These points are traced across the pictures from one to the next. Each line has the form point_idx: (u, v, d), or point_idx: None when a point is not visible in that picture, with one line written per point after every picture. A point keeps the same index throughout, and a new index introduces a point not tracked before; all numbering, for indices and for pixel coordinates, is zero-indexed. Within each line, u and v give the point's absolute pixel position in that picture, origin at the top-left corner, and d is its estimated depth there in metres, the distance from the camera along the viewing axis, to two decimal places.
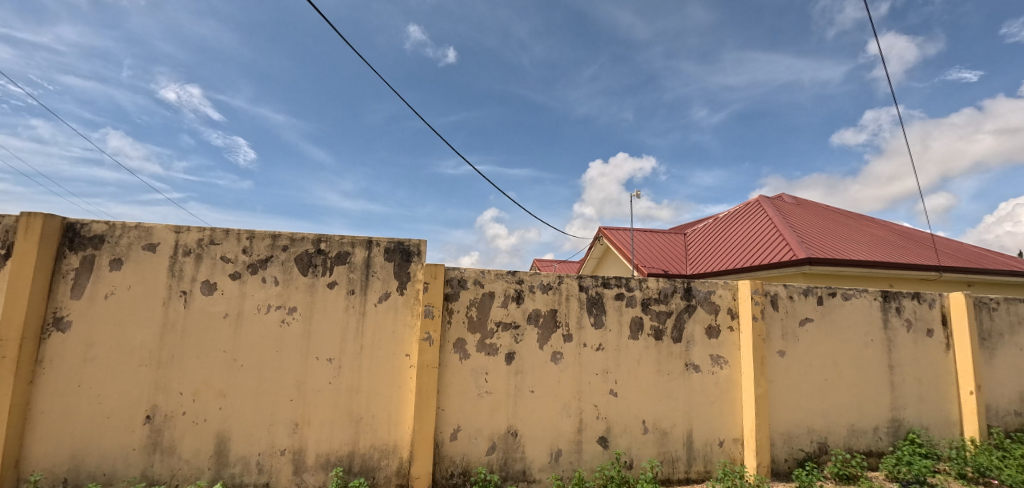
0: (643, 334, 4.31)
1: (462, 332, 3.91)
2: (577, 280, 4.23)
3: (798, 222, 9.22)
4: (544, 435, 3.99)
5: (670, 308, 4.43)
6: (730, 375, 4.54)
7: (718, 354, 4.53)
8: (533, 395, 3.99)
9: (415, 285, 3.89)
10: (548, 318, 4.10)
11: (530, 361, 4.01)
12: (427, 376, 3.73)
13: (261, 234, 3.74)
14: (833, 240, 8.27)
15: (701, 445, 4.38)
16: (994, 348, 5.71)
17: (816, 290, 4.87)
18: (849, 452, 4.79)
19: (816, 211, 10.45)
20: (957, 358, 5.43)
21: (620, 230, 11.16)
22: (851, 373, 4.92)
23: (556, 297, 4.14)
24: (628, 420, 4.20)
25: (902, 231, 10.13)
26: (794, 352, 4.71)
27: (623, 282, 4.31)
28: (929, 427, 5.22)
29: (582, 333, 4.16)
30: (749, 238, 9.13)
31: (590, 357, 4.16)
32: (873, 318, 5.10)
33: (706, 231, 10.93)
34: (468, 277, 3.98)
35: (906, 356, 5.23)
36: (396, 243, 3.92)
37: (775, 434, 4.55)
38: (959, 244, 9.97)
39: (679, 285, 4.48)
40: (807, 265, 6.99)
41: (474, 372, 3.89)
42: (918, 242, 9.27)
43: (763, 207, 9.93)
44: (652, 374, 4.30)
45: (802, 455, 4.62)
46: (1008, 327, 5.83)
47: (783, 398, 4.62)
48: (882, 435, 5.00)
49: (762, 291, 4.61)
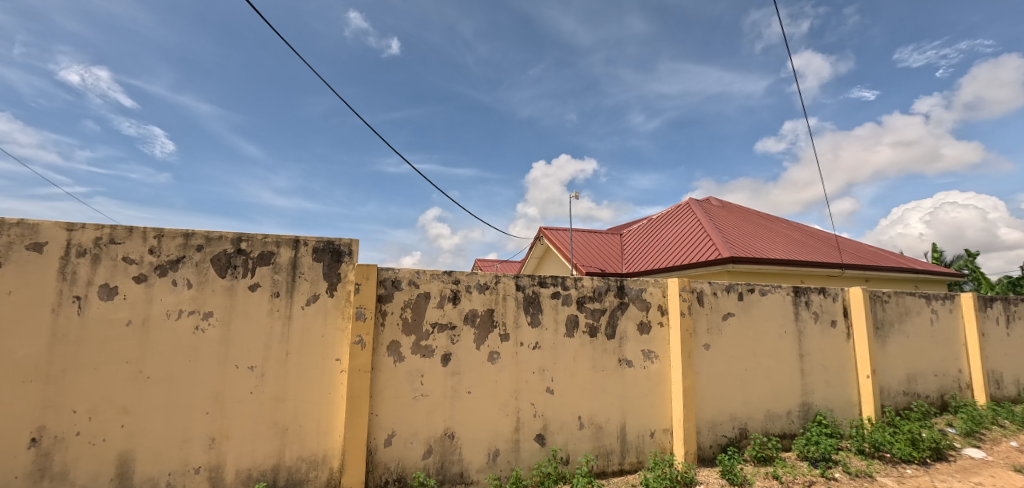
0: (578, 331, 4.40)
1: (396, 333, 3.79)
2: (514, 280, 4.23)
3: (723, 223, 9.85)
4: (481, 435, 3.96)
5: (604, 306, 4.55)
6: (660, 368, 4.74)
7: (649, 349, 4.71)
8: (470, 395, 3.95)
9: (346, 286, 3.73)
10: (485, 318, 4.07)
11: (467, 361, 3.97)
12: (360, 381, 3.57)
13: (171, 232, 3.43)
14: (753, 240, 8.90)
15: (634, 437, 4.54)
16: (886, 336, 6.38)
17: (737, 286, 5.20)
18: (766, 435, 5.16)
19: (739, 213, 11.20)
20: (856, 346, 6.02)
21: (560, 230, 11.37)
22: (768, 363, 5.30)
23: (493, 297, 4.12)
24: (564, 416, 4.26)
25: (812, 232, 11.10)
26: (717, 345, 5.00)
27: (559, 281, 4.36)
28: (833, 409, 5.75)
29: (519, 332, 4.17)
30: (680, 238, 9.62)
31: (526, 355, 4.18)
32: (786, 311, 5.52)
33: (641, 231, 11.39)
34: (403, 277, 3.87)
35: (814, 345, 5.71)
36: (326, 243, 3.73)
37: (701, 422, 4.80)
38: (859, 244, 11.08)
39: (612, 283, 4.61)
40: (731, 263, 7.47)
41: (409, 375, 3.79)
42: (825, 242, 10.20)
43: (692, 210, 10.52)
44: (587, 370, 4.40)
45: (725, 441, 4.92)
46: (897, 317, 6.54)
47: (708, 388, 4.89)
48: (794, 419, 5.43)
49: (689, 288, 4.85)
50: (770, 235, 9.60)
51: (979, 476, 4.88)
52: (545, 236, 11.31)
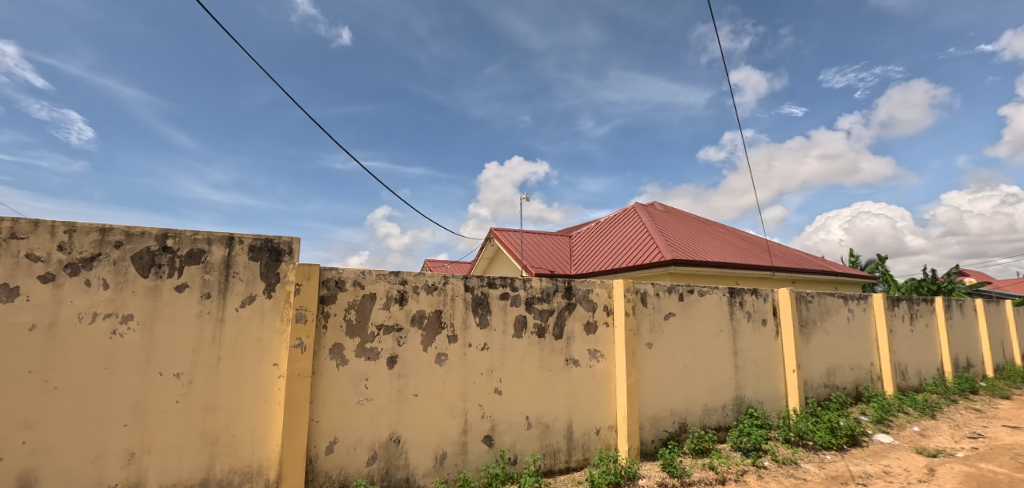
0: (526, 332, 4.42)
1: (340, 336, 3.65)
2: (462, 280, 4.20)
3: (666, 227, 10.28)
4: (428, 438, 3.89)
5: (552, 307, 4.61)
6: (605, 367, 4.87)
7: (595, 348, 4.83)
8: (416, 398, 3.87)
9: (286, 287, 3.55)
10: (433, 319, 4.01)
11: (413, 363, 3.89)
12: (299, 386, 3.41)
13: (85, 227, 3.12)
14: (693, 244, 9.35)
15: (580, 435, 4.63)
16: (810, 333, 6.89)
17: (678, 287, 5.43)
18: (703, 428, 5.42)
19: (681, 218, 11.72)
20: (784, 343, 6.46)
21: (511, 231, 11.42)
22: (705, 360, 5.58)
23: (441, 298, 4.07)
24: (512, 417, 4.27)
25: (746, 237, 11.83)
26: (660, 343, 5.20)
27: (507, 282, 4.38)
28: (763, 402, 6.13)
29: (467, 333, 4.14)
30: (625, 241, 9.94)
31: (474, 357, 4.15)
32: (722, 311, 5.83)
33: (589, 234, 11.66)
34: (347, 278, 3.73)
35: (747, 343, 6.07)
36: (263, 240, 3.54)
37: (644, 418, 4.97)
38: (786, 248, 11.94)
39: (560, 284, 4.68)
40: (672, 265, 7.80)
41: (353, 379, 3.66)
42: (757, 246, 10.90)
43: (637, 214, 10.90)
44: (535, 370, 4.44)
45: (666, 435, 5.12)
46: (820, 316, 7.08)
47: (651, 385, 5.07)
48: (729, 412, 5.74)
49: (634, 289, 5.01)
50: (708, 239, 10.12)
51: (888, 459, 5.37)
52: (496, 237, 11.33)
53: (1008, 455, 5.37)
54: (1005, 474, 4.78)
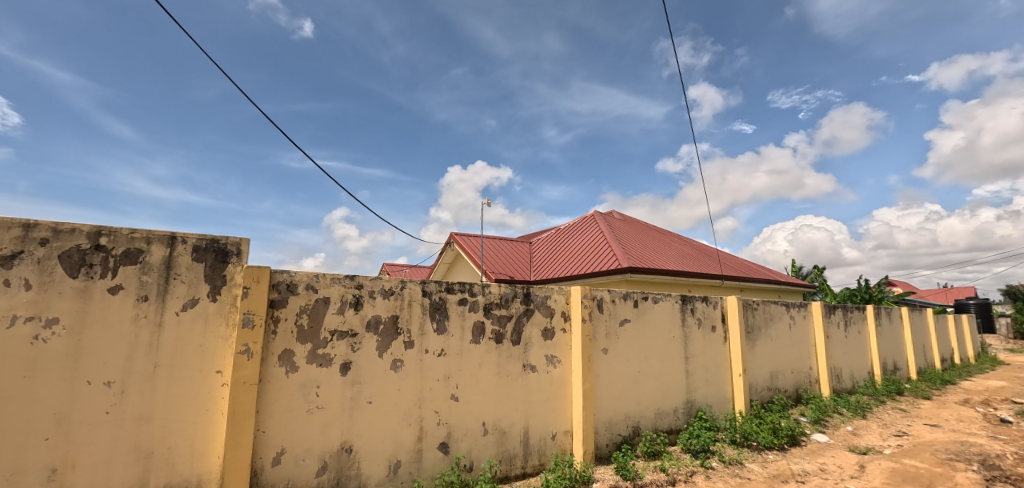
0: (484, 337, 4.41)
1: (290, 342, 3.52)
2: (420, 285, 4.15)
3: (623, 236, 10.56)
4: (382, 447, 3.80)
5: (510, 312, 4.62)
6: (562, 373, 4.93)
7: (552, 354, 4.88)
8: (370, 405, 3.77)
9: (232, 290, 3.39)
10: (389, 325, 3.93)
11: (368, 370, 3.79)
12: (244, 395, 3.25)
13: (5, 222, 2.86)
14: (649, 252, 9.65)
15: (536, 441, 4.65)
16: (755, 339, 7.24)
17: (633, 294, 5.57)
18: (655, 431, 5.57)
19: (638, 227, 12.05)
20: (731, 348, 6.75)
21: (471, 236, 11.39)
22: (658, 365, 5.75)
23: (397, 303, 4.00)
24: (468, 423, 4.24)
25: (699, 247, 12.32)
26: (615, 349, 5.31)
27: (466, 288, 4.37)
28: (712, 405, 6.37)
29: (424, 339, 4.09)
30: (584, 248, 10.13)
31: (431, 363, 4.10)
32: (675, 318, 6.04)
33: (549, 240, 11.80)
34: (300, 281, 3.61)
35: (698, 348, 6.30)
36: (209, 241, 3.37)
37: (599, 422, 5.06)
38: (735, 258, 12.51)
39: (518, 290, 4.71)
40: (629, 272, 8.03)
41: (303, 386, 3.53)
42: (709, 256, 11.36)
43: (596, 222, 11.14)
44: (492, 376, 4.43)
45: (619, 439, 5.22)
46: (764, 322, 7.45)
47: (605, 390, 5.17)
48: (679, 416, 5.93)
49: (591, 296, 5.10)
50: (664, 248, 10.47)
51: (824, 457, 5.70)
52: (456, 242, 11.27)
53: (928, 451, 5.82)
54: (925, 468, 5.18)
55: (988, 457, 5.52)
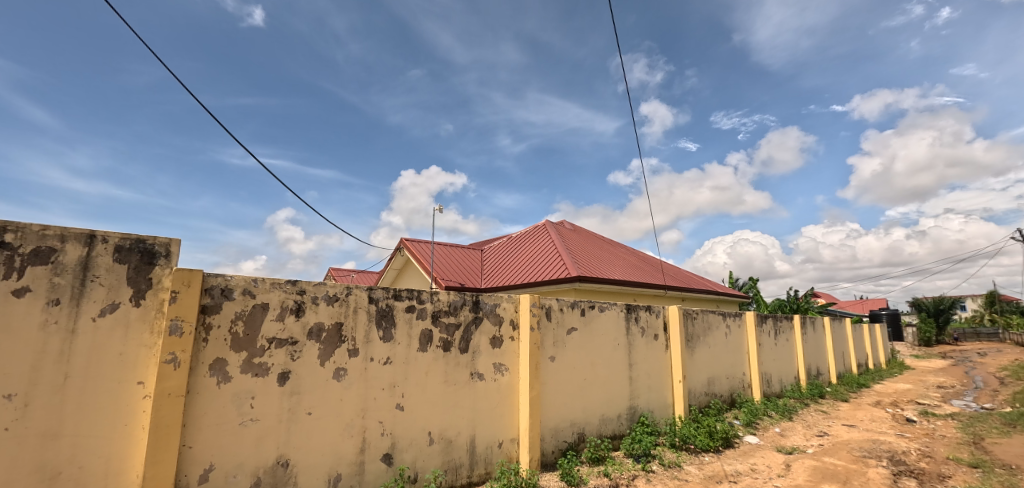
0: (431, 345, 4.36)
1: (223, 350, 3.32)
2: (367, 292, 4.05)
3: (573, 245, 10.79)
4: (321, 460, 3.65)
5: (459, 320, 4.60)
6: (509, 381, 4.95)
7: (500, 362, 4.89)
8: (310, 417, 3.63)
9: (159, 294, 3.17)
10: (332, 332, 3.80)
11: (308, 380, 3.64)
12: (169, 407, 3.02)
13: None
14: (597, 262, 9.91)
15: (483, 449, 4.63)
16: (694, 346, 7.59)
17: (580, 303, 5.69)
18: (599, 437, 5.69)
19: (587, 237, 12.37)
20: (672, 355, 7.04)
21: (422, 242, 11.25)
22: (603, 372, 5.89)
23: (342, 309, 3.88)
24: (413, 433, 4.16)
25: (645, 258, 12.78)
26: (562, 356, 5.40)
27: (414, 295, 4.31)
28: (653, 410, 6.60)
29: (369, 347, 3.98)
30: (535, 256, 10.26)
31: (376, 372, 4.00)
32: (620, 326, 6.22)
33: (500, 248, 11.85)
34: (236, 286, 3.42)
35: (641, 356, 6.52)
36: (134, 241, 3.13)
37: (545, 430, 5.11)
38: (678, 269, 13.09)
39: (467, 298, 4.70)
40: (578, 281, 8.21)
41: (236, 398, 3.34)
42: (653, 266, 11.82)
43: (547, 231, 11.31)
44: (439, 384, 4.38)
45: (565, 445, 5.30)
46: (702, 331, 7.83)
47: (552, 398, 5.23)
48: (623, 421, 6.10)
49: (539, 304, 5.17)
50: (611, 258, 10.79)
51: (754, 457, 6.05)
52: (406, 247, 11.09)
53: (845, 449, 6.30)
54: (843, 465, 5.61)
55: (895, 453, 6.06)
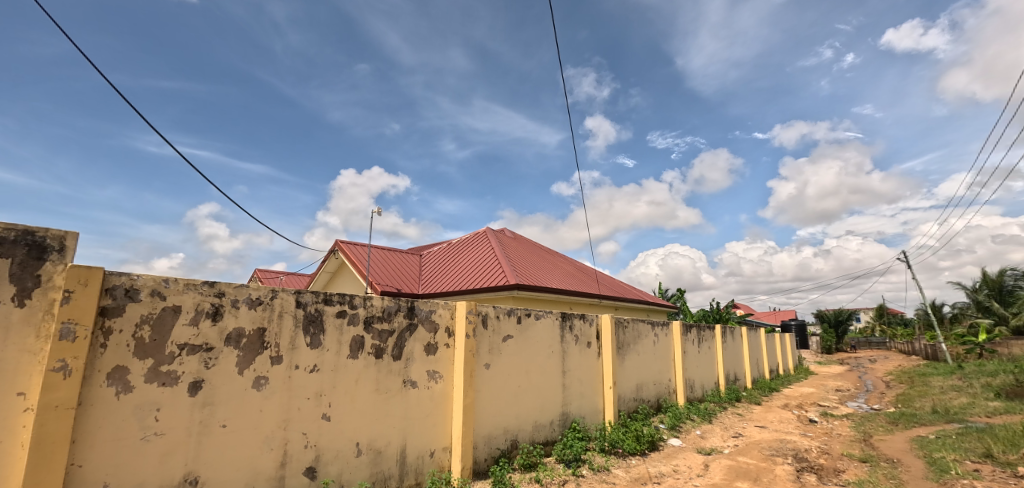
0: (362, 352, 4.22)
1: (125, 357, 3.02)
2: (294, 295, 3.86)
3: (513, 253, 10.89)
4: (236, 476, 3.40)
5: (393, 327, 4.48)
6: (443, 388, 4.89)
7: (434, 370, 4.83)
8: (224, 430, 3.37)
9: (48, 294, 2.81)
10: (253, 338, 3.57)
11: (224, 390, 3.39)
12: (57, 421, 2.69)
13: None
14: (536, 270, 10.06)
15: (413, 459, 4.53)
16: (625, 354, 7.89)
17: (516, 311, 5.75)
18: (532, 444, 5.75)
19: (527, 245, 12.53)
20: (603, 362, 7.28)
21: (357, 245, 10.90)
22: (537, 379, 5.98)
23: (266, 313, 3.66)
24: (340, 445, 3.99)
25: (582, 267, 13.16)
26: (497, 364, 5.41)
27: (345, 299, 4.16)
28: (585, 416, 6.77)
29: (294, 354, 3.78)
30: (475, 263, 10.24)
31: (301, 380, 3.80)
32: (554, 334, 6.34)
33: (439, 254, 11.72)
34: (143, 286, 3.13)
35: (574, 363, 6.68)
36: (21, 233, 2.77)
37: (478, 437, 5.08)
38: (612, 279, 13.58)
39: (402, 304, 4.61)
40: (516, 289, 8.28)
41: (138, 410, 3.04)
42: (589, 276, 12.19)
43: (487, 238, 11.34)
44: (369, 393, 4.23)
45: (498, 453, 5.30)
46: (633, 339, 8.16)
47: (486, 405, 5.22)
48: (555, 427, 6.21)
49: (475, 311, 5.16)
50: (549, 267, 11.00)
51: (676, 459, 6.37)
52: (340, 249, 10.69)
53: (757, 449, 6.81)
54: (754, 464, 6.05)
55: (799, 451, 6.62)
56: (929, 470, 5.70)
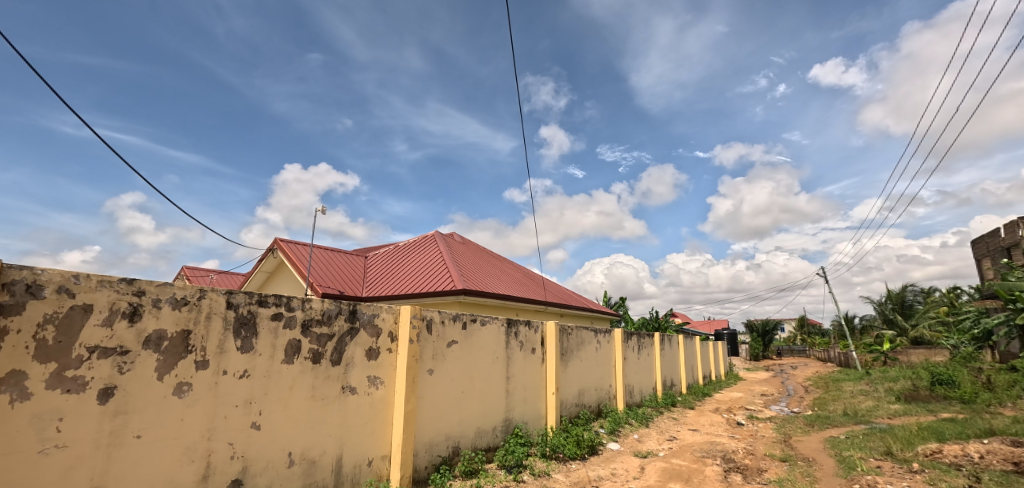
0: (298, 357, 4.04)
1: (22, 361, 2.70)
2: (225, 296, 3.63)
3: (461, 258, 10.83)
4: None
5: (332, 331, 4.33)
6: (384, 395, 4.77)
7: (375, 375, 4.70)
8: (139, 441, 3.10)
9: None
10: (176, 342, 3.32)
11: (139, 397, 3.13)
12: None
13: None
14: (483, 276, 10.07)
15: (350, 469, 4.37)
16: (568, 359, 8.04)
17: (462, 316, 5.71)
18: (474, 450, 5.73)
19: (475, 250, 12.51)
20: (547, 369, 7.38)
21: (298, 244, 10.44)
22: (481, 384, 5.97)
23: (192, 315, 3.42)
24: (270, 455, 3.78)
25: (529, 274, 13.30)
26: (440, 369, 5.34)
27: (282, 301, 3.97)
28: (527, 422, 6.82)
29: (222, 358, 3.56)
30: (422, 267, 10.09)
31: (229, 386, 3.58)
32: (499, 340, 6.36)
33: (386, 256, 11.46)
34: (48, 282, 2.82)
35: (518, 369, 6.72)
36: None
37: (419, 445, 4.99)
38: (559, 286, 13.82)
39: (344, 306, 4.46)
40: (462, 294, 8.25)
41: (36, 420, 2.70)
42: (536, 283, 12.33)
43: (435, 242, 11.21)
44: (304, 400, 4.05)
45: (439, 460, 5.22)
46: (576, 345, 8.34)
47: (428, 412, 5.14)
48: (498, 433, 6.21)
49: (419, 316, 5.09)
50: (497, 273, 11.04)
51: (615, 463, 6.56)
52: (279, 248, 10.20)
53: (689, 451, 7.14)
54: (686, 466, 6.35)
55: (727, 452, 7.02)
56: (839, 467, 6.21)
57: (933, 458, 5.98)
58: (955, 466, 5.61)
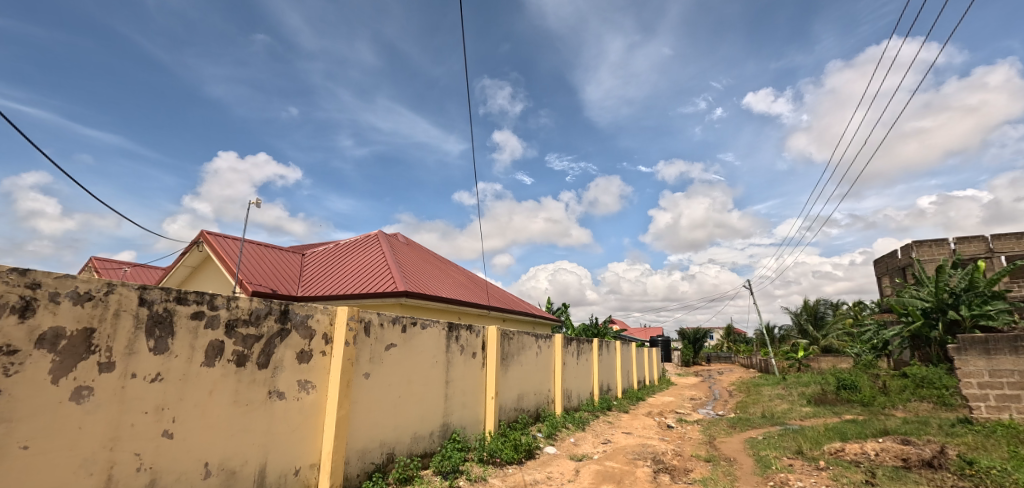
0: (221, 359, 3.77)
1: None
2: (139, 291, 3.33)
3: (404, 259, 10.61)
4: None
5: (260, 332, 4.09)
6: (314, 399, 4.56)
7: (306, 379, 4.48)
8: (26, 452, 2.76)
9: None
10: (77, 341, 3.00)
11: (28, 403, 2.78)
12: None
13: None
14: (427, 279, 9.91)
15: (275, 478, 4.13)
16: (509, 364, 8.07)
17: (402, 319, 5.59)
18: (409, 456, 5.60)
19: (419, 252, 12.30)
20: (487, 373, 7.37)
21: (228, 238, 9.80)
22: (419, 389, 5.85)
23: (97, 311, 3.10)
24: (184, 465, 3.50)
25: (473, 278, 13.26)
26: (377, 373, 5.18)
27: (204, 299, 3.69)
28: (465, 427, 6.76)
29: (131, 360, 3.25)
30: (363, 267, 9.78)
31: (138, 391, 3.28)
32: (440, 344, 6.27)
33: (324, 255, 11.00)
34: None
35: (458, 373, 6.66)
36: None
37: (351, 452, 4.80)
38: (503, 291, 13.87)
39: (274, 306, 4.23)
40: (404, 296, 8.08)
41: None
42: (480, 287, 12.31)
43: (378, 242, 10.91)
44: (226, 405, 3.79)
45: (372, 467, 5.05)
46: (517, 350, 8.39)
47: (362, 417, 4.97)
48: (435, 439, 6.11)
49: (357, 317, 4.92)
50: (441, 276, 10.92)
51: (550, 466, 6.64)
52: (206, 241, 9.53)
53: (622, 453, 7.38)
54: (619, 468, 6.55)
55: (657, 454, 7.31)
56: (756, 466, 6.65)
57: (836, 456, 6.54)
58: (854, 463, 6.18)
